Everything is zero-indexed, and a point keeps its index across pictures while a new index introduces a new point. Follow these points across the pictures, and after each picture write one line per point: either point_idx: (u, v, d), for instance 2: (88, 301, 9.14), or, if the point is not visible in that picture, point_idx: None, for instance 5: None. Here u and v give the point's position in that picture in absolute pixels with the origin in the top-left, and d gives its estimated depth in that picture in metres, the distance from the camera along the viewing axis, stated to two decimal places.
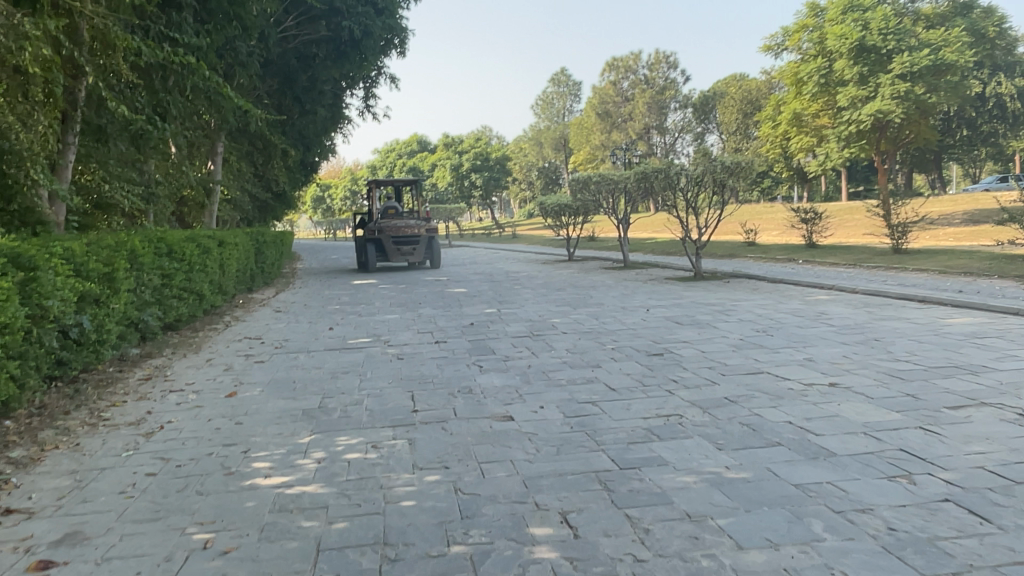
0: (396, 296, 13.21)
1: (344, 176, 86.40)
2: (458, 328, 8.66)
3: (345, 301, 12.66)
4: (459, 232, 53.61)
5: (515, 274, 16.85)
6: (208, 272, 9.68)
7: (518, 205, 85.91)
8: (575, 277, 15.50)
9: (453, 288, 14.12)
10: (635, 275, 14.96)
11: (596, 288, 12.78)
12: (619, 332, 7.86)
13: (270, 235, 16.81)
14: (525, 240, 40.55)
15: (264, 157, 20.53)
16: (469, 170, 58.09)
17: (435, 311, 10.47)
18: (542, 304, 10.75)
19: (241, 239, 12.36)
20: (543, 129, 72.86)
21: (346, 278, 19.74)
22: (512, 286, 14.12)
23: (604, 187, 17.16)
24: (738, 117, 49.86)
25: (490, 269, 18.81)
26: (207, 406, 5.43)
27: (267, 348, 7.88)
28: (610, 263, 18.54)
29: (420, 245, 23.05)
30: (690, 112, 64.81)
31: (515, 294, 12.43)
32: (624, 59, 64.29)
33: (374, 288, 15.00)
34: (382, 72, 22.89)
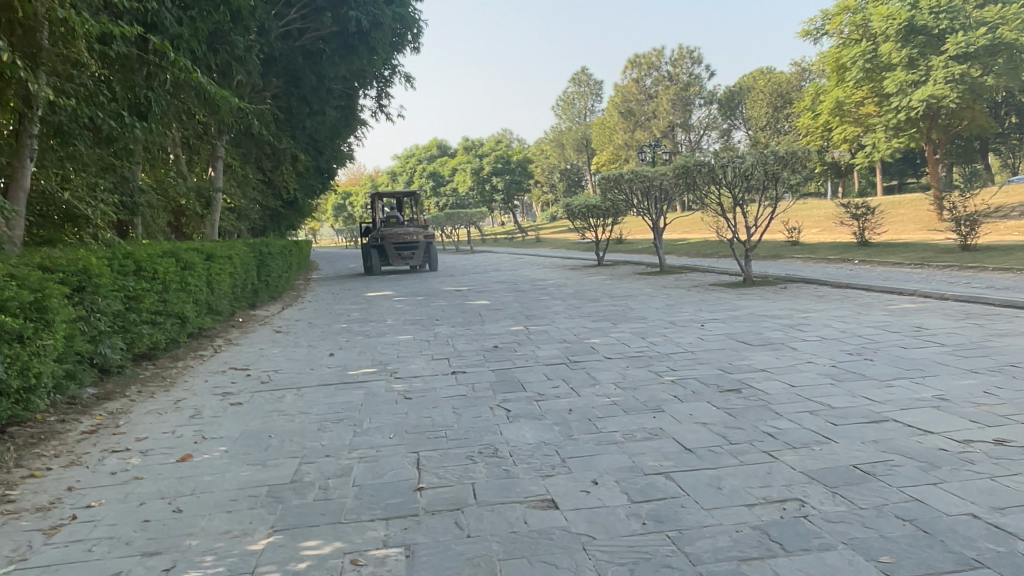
0: (412, 310, 11.92)
1: (365, 182, 85.77)
2: (480, 353, 7.32)
3: (354, 318, 11.37)
4: (481, 237, 52.60)
5: (542, 282, 15.49)
6: (193, 291, 8.45)
7: (540, 209, 84.64)
8: (609, 284, 14.09)
9: (475, 300, 12.78)
10: (675, 281, 13.52)
11: (634, 298, 11.36)
12: (676, 356, 6.46)
13: (278, 246, 15.63)
14: (549, 244, 39.16)
15: (273, 162, 19.42)
16: (489, 174, 56.99)
17: (454, 330, 9.13)
18: (576, 319, 9.37)
19: (238, 251, 11.13)
20: (565, 130, 71.43)
21: (361, 288, 18.53)
22: (539, 296, 12.76)
23: (635, 184, 15.59)
24: (768, 112, 48.02)
25: (514, 277, 17.44)
26: (148, 477, 4.10)
27: (252, 384, 6.57)
28: (644, 268, 17.09)
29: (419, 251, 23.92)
30: (716, 108, 63.09)
31: (544, 306, 11.06)
32: (646, 56, 62.49)
33: (389, 301, 13.76)
34: (396, 71, 21.76)
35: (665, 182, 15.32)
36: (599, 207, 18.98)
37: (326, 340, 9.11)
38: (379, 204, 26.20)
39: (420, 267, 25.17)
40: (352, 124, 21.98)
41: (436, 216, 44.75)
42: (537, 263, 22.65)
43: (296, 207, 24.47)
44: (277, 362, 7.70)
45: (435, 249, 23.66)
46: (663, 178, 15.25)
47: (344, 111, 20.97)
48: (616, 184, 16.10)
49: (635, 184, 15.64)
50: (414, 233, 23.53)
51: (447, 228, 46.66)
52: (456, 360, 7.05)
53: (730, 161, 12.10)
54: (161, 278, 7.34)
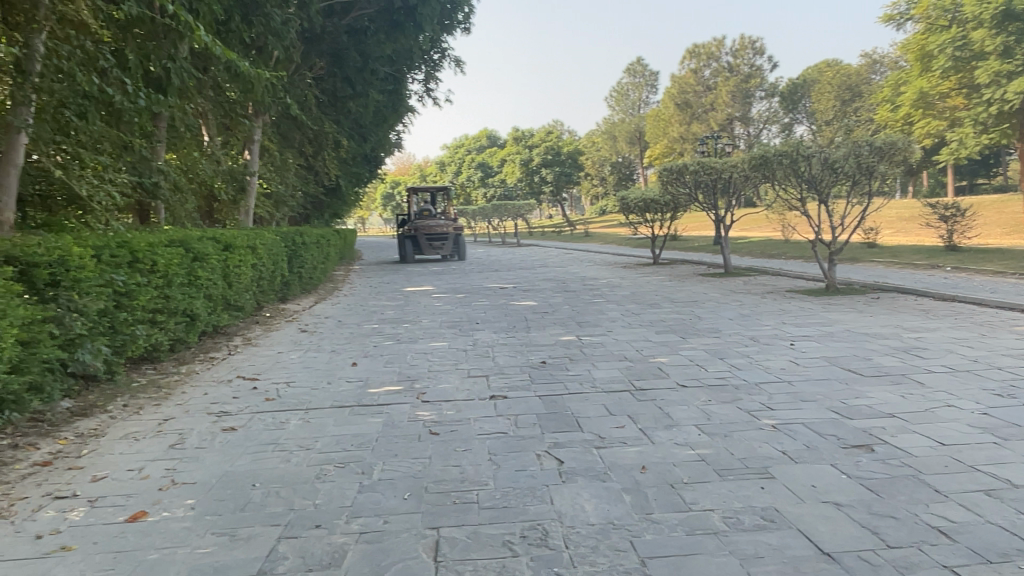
0: (451, 309, 10.85)
1: (414, 171, 85.43)
2: (526, 371, 6.15)
3: (387, 317, 10.33)
4: (528, 230, 51.50)
5: (594, 281, 14.26)
6: (207, 285, 7.50)
7: (590, 202, 83.06)
8: (669, 286, 12.78)
9: (521, 300, 11.63)
10: (744, 285, 12.14)
11: (701, 304, 10.05)
12: (770, 388, 5.19)
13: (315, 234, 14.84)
14: (599, 238, 37.81)
15: (314, 147, 18.56)
16: (539, 165, 55.86)
17: (497, 337, 8.00)
18: (637, 329, 8.13)
19: (266, 239, 10.27)
20: (618, 122, 69.68)
21: (401, 281, 17.55)
22: (593, 297, 11.54)
23: (700, 176, 14.17)
24: (834, 105, 45.62)
25: (564, 274, 16.21)
26: (79, 549, 3.04)
27: (255, 401, 5.55)
28: (706, 269, 15.70)
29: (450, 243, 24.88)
30: (777, 101, 60.71)
31: (600, 311, 9.83)
32: (706, 46, 60.67)
33: (429, 298, 12.74)
34: (445, 54, 20.69)
35: (736, 175, 13.87)
36: (658, 201, 17.59)
37: (352, 344, 8.06)
38: (415, 198, 27.38)
39: (448, 257, 26.66)
40: (398, 108, 21.05)
41: (484, 206, 43.81)
42: (587, 258, 21.43)
43: (338, 195, 23.68)
44: (292, 370, 6.68)
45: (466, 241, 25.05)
46: (734, 170, 13.78)
47: (390, 95, 20.05)
48: (679, 177, 14.73)
49: (699, 177, 14.20)
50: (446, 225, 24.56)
51: (494, 219, 45.69)
52: (497, 379, 5.91)
53: (817, 151, 10.56)
54: (163, 271, 6.39)
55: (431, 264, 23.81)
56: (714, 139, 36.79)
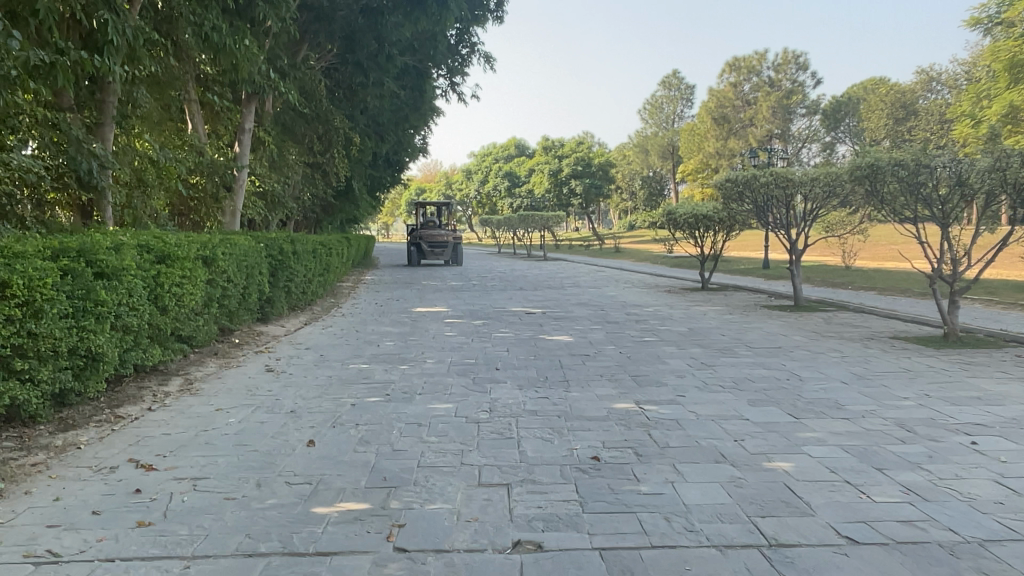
0: (465, 344, 8.62)
1: (439, 178, 83.47)
2: (570, 476, 3.88)
3: (382, 351, 8.12)
4: (555, 243, 49.17)
5: (639, 311, 11.93)
6: (122, 310, 5.37)
7: (618, 215, 80.79)
8: (734, 322, 10.43)
9: (552, 335, 9.36)
10: (831, 327, 9.74)
11: (789, 354, 7.71)
12: (1017, 564, 2.88)
13: (313, 241, 12.79)
14: (630, 254, 35.40)
15: (323, 144, 16.55)
16: (568, 176, 53.57)
17: (524, 398, 5.74)
18: (719, 394, 5.81)
19: (236, 247, 8.16)
20: (651, 135, 67.34)
21: (413, 298, 15.34)
22: (643, 335, 9.23)
23: (772, 191, 11.71)
24: (886, 123, 42.75)
25: (600, 299, 13.88)
26: None
27: (120, 526, 3.33)
28: (768, 301, 13.29)
29: (450, 250, 28.15)
30: (819, 119, 57.96)
31: (658, 358, 7.53)
32: (747, 59, 57.92)
33: (439, 325, 10.53)
34: (473, 48, 18.61)
35: (816, 191, 11.46)
36: (713, 217, 15.20)
37: (324, 398, 5.86)
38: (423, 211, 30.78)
39: (446, 263, 30.04)
40: (418, 104, 18.96)
41: (509, 217, 41.52)
42: (624, 279, 19.09)
43: (351, 197, 21.61)
44: (216, 449, 4.49)
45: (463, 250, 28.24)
46: (815, 184, 11.38)
47: (410, 91, 18.17)
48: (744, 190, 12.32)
49: (770, 191, 11.75)
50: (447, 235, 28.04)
51: (520, 231, 43.37)
52: (525, 492, 3.65)
53: (951, 161, 8.13)
54: (26, 295, 4.24)
55: (448, 277, 21.58)
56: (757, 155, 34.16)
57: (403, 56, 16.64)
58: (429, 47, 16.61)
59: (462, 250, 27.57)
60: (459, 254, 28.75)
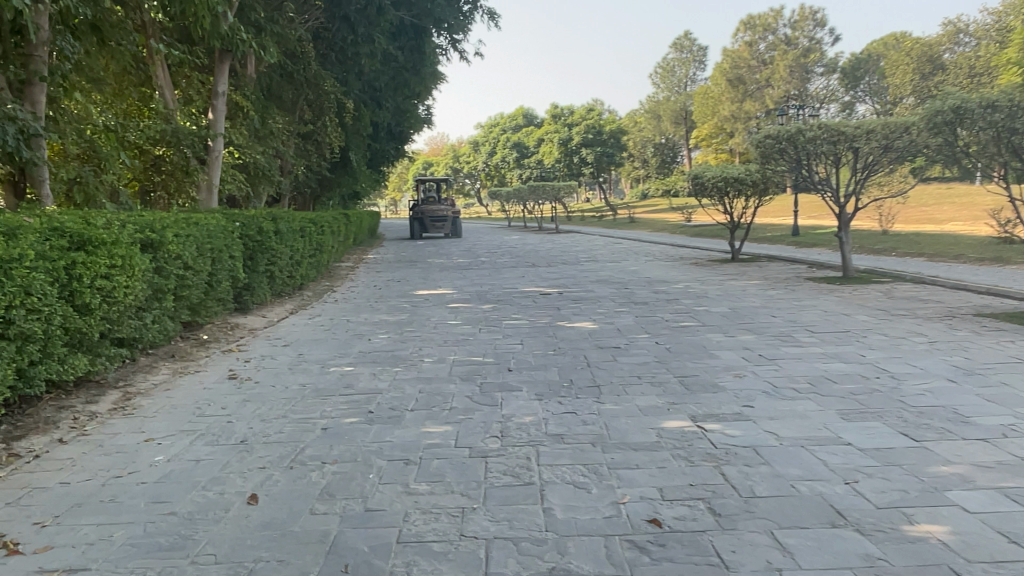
0: (471, 335, 7.33)
1: (446, 152, 81.68)
2: (622, 562, 2.58)
3: (372, 347, 6.84)
4: (567, 215, 47.67)
5: (668, 288, 10.57)
6: (17, 312, 4.10)
7: (630, 185, 79.11)
8: (781, 300, 9.06)
9: (573, 320, 8.04)
10: (898, 303, 8.35)
11: (864, 340, 6.35)
12: None
13: (301, 217, 11.52)
14: (646, 224, 33.99)
15: (315, 110, 15.41)
16: (579, 145, 51.85)
17: (545, 414, 4.44)
18: (797, 404, 4.47)
19: (193, 226, 6.88)
20: (662, 100, 65.30)
21: (416, 277, 14.06)
22: (679, 319, 7.88)
23: (820, 147, 10.17)
24: (912, 78, 40.67)
25: (622, 275, 12.56)
26: None
27: None
28: (811, 272, 11.90)
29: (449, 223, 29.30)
30: (837, 78, 55.72)
31: (705, 349, 6.19)
32: (762, 17, 55.69)
33: (442, 310, 9.24)
34: (476, 4, 17.17)
35: (873, 148, 9.89)
36: (745, 180, 13.64)
37: (288, 417, 4.58)
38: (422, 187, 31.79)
39: (445, 235, 30.61)
40: (418, 66, 17.80)
41: (518, 188, 40.01)
42: (645, 252, 17.72)
43: (349, 169, 20.25)
44: (119, 512, 3.20)
45: (462, 222, 29.26)
46: (871, 138, 9.76)
47: (410, 52, 17.16)
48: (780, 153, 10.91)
49: (818, 147, 10.13)
50: (447, 209, 29.19)
51: (530, 203, 41.85)
52: None
53: None
54: None
55: (455, 254, 20.28)
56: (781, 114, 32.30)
57: (397, 11, 15.45)
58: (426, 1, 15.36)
59: (461, 221, 28.65)
60: (457, 227, 29.44)
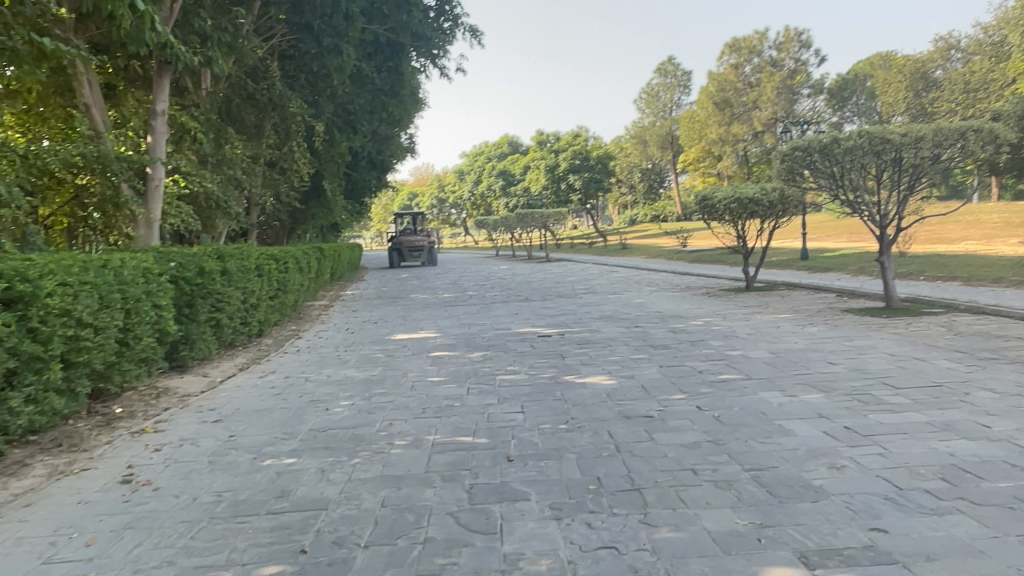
0: (456, 400, 5.75)
1: (430, 181, 80.42)
2: None
3: (326, 423, 5.25)
4: (556, 243, 46.30)
5: (686, 327, 9.04)
6: None
7: (618, 210, 78.19)
8: (827, 339, 7.55)
9: (583, 374, 6.48)
10: (977, 341, 6.88)
11: (969, 398, 4.84)
12: None
13: (259, 252, 9.99)
14: (641, 251, 32.62)
15: (282, 135, 14.08)
16: (566, 171, 50.66)
17: (570, 553, 2.88)
18: (953, 525, 2.94)
19: (92, 271, 5.37)
20: (648, 125, 64.33)
21: (396, 316, 12.50)
22: (715, 370, 6.34)
23: (855, 161, 8.73)
24: (907, 95, 39.65)
25: (628, 310, 11.06)
26: None
27: None
28: (844, 302, 10.45)
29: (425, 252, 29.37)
30: (825, 98, 54.86)
31: (765, 419, 4.64)
32: (746, 39, 54.52)
33: (421, 361, 7.65)
34: (458, 21, 15.93)
35: (922, 160, 8.41)
36: (762, 201, 12.23)
37: (175, 565, 3.01)
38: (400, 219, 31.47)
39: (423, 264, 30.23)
40: (396, 88, 16.62)
41: (506, 217, 38.60)
42: (647, 281, 16.26)
43: (324, 199, 18.75)
44: None
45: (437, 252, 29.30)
46: (921, 146, 8.26)
47: (388, 73, 16.07)
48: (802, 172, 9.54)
49: (858, 159, 8.64)
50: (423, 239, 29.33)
51: (518, 231, 40.42)
52: None
53: None
54: None
55: (441, 288, 18.77)
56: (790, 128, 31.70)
57: (370, 24, 14.17)
58: (401, 13, 14.08)
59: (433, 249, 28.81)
60: (434, 255, 30.02)
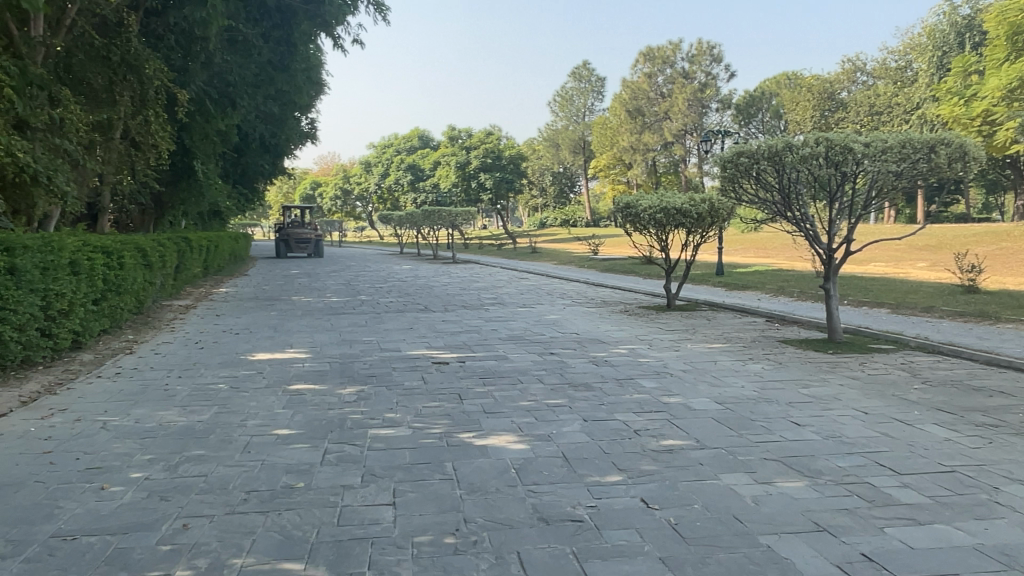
0: (300, 475, 4.00)
1: (335, 171, 76.90)
2: None
3: (84, 522, 3.39)
4: (463, 243, 44.55)
5: (610, 357, 7.56)
6: None
7: (528, 211, 77.40)
8: (779, 383, 6.26)
9: (483, 431, 4.85)
10: (955, 396, 5.78)
11: (1005, 499, 3.56)
12: None
13: (77, 241, 7.72)
14: (551, 255, 31.44)
15: (140, 103, 11.65)
16: (477, 169, 48.99)
17: None
18: None
19: None
20: (562, 129, 63.64)
21: (268, 325, 10.50)
22: (654, 430, 4.86)
23: (808, 173, 7.54)
24: (814, 115, 40.35)
25: (541, 330, 9.56)
26: None
27: None
28: (780, 331, 9.36)
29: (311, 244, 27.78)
30: (734, 113, 55.70)
31: (745, 532, 3.19)
32: (661, 49, 53.87)
33: (272, 399, 5.79)
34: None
35: (884, 175, 7.31)
36: (690, 213, 10.95)
37: None
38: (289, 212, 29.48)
39: (310, 256, 28.37)
40: (286, 60, 14.65)
41: (411, 213, 36.58)
42: (560, 292, 14.87)
43: (197, 182, 16.32)
44: None
45: (322, 245, 27.79)
46: (886, 158, 7.14)
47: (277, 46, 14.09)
48: (741, 187, 8.33)
49: (812, 170, 7.46)
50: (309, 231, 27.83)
51: (424, 228, 38.48)
52: None
53: None
54: None
55: (331, 289, 16.77)
56: (708, 139, 31.09)
57: None
58: None
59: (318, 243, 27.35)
60: (321, 247, 28.25)
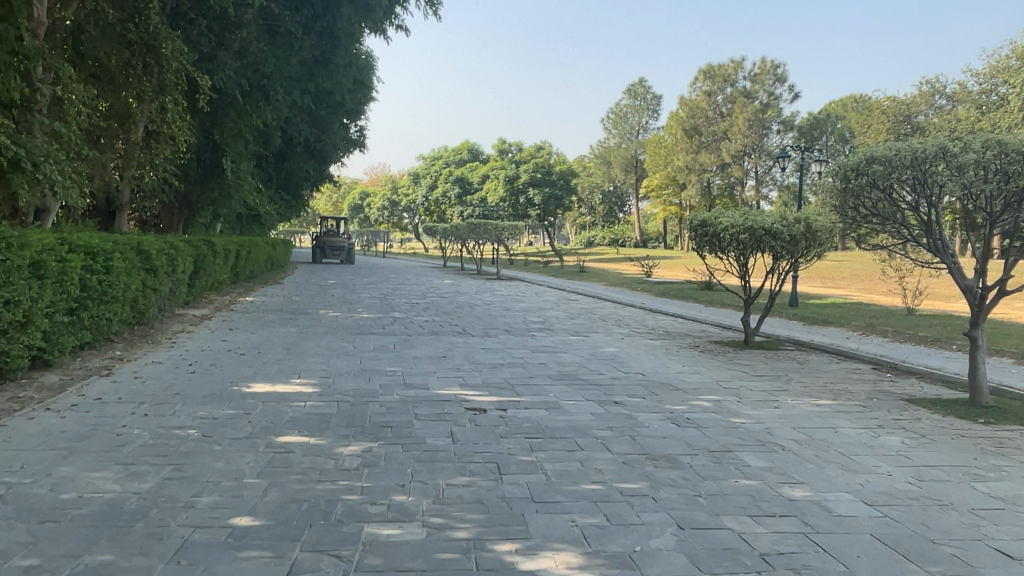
0: None
1: (383, 181, 76.30)
2: None
3: None
4: (508, 260, 43.06)
5: (693, 413, 5.88)
6: None
7: (576, 228, 75.65)
8: (941, 473, 4.53)
9: (533, 538, 3.26)
10: None
11: None
12: None
13: (48, 236, 6.37)
14: (599, 276, 29.80)
15: (157, 90, 10.39)
16: (525, 184, 47.50)
17: None
18: None
19: None
20: (614, 146, 62.01)
21: (281, 343, 9.10)
22: (792, 554, 3.20)
23: (965, 189, 5.81)
24: (886, 139, 37.96)
25: (599, 368, 7.95)
26: None
27: None
28: (897, 384, 7.56)
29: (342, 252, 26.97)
30: (796, 136, 53.39)
31: None
32: (722, 67, 52.03)
33: (247, 459, 4.28)
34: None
35: None
36: (781, 234, 9.24)
37: None
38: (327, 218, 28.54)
39: (344, 263, 27.39)
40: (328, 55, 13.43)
41: (456, 226, 35.31)
42: (614, 319, 13.22)
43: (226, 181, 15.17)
44: None
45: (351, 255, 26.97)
46: None
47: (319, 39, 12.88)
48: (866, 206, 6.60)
49: (973, 184, 5.74)
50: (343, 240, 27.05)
51: (469, 243, 37.14)
52: None
53: None
54: None
55: (364, 303, 15.44)
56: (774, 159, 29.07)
57: None
58: None
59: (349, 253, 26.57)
60: (354, 255, 27.31)
